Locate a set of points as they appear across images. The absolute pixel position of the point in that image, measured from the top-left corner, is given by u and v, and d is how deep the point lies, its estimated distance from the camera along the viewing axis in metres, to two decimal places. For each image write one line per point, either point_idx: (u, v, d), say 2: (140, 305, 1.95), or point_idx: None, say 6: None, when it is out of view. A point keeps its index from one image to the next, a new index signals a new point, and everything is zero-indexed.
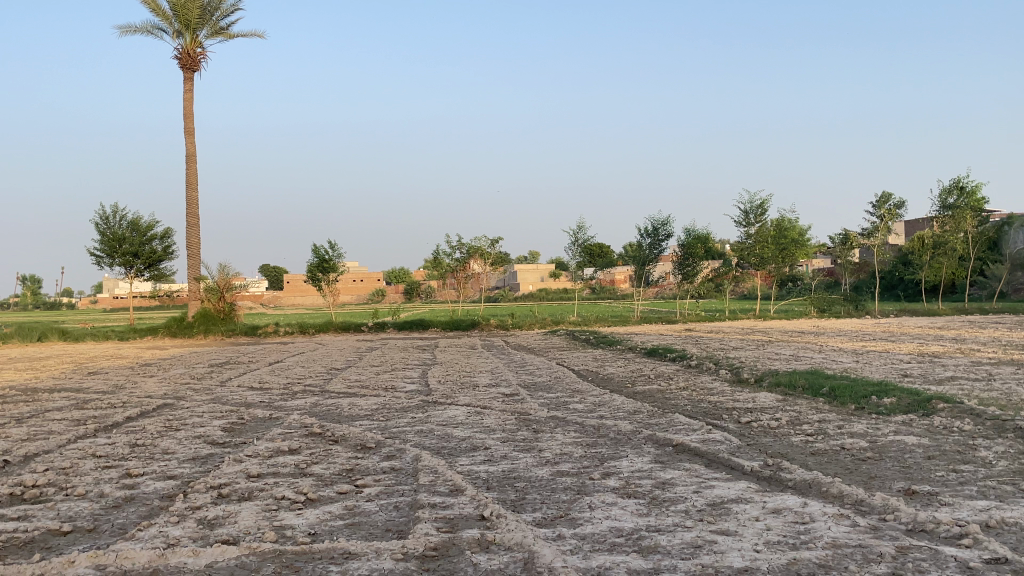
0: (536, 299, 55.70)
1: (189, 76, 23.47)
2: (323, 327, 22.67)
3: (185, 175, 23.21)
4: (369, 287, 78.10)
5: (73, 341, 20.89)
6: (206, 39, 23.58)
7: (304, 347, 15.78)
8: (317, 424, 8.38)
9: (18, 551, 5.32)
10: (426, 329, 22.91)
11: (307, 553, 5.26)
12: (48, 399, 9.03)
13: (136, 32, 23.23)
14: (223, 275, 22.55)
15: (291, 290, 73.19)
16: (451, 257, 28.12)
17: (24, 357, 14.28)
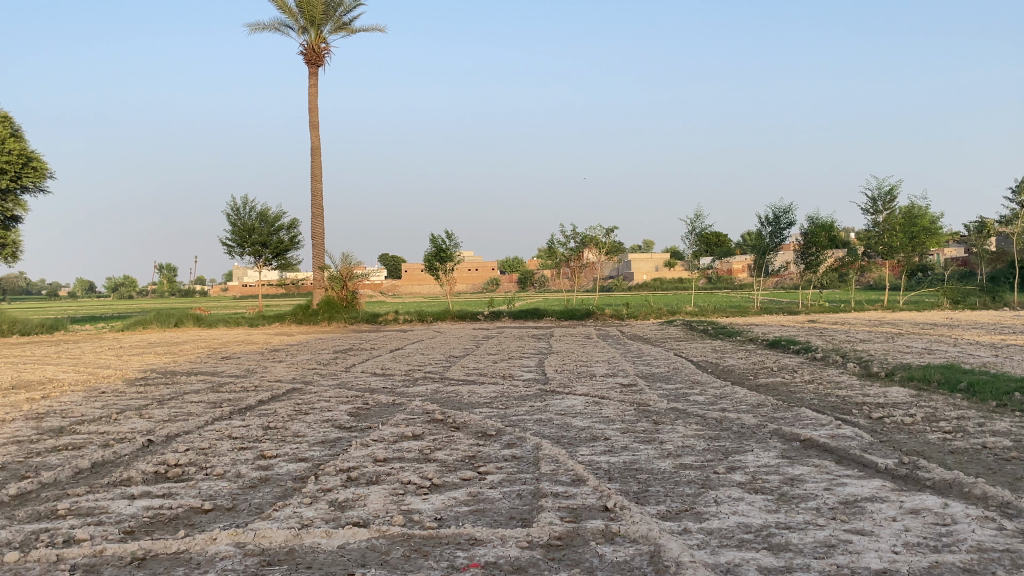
0: (652, 288, 55.15)
1: (315, 71, 24.15)
2: (441, 315, 23.07)
3: (311, 166, 23.89)
4: (483, 276, 78.82)
5: (207, 327, 21.81)
6: (331, 34, 24.18)
7: (423, 335, 16.06)
8: (438, 411, 8.51)
9: (164, 526, 5.62)
10: (542, 318, 22.97)
11: (434, 537, 5.36)
12: (187, 382, 9.48)
13: (264, 29, 24.00)
14: (346, 264, 23.09)
15: (409, 279, 74.57)
16: (565, 245, 28.07)
17: (163, 341, 15.02)
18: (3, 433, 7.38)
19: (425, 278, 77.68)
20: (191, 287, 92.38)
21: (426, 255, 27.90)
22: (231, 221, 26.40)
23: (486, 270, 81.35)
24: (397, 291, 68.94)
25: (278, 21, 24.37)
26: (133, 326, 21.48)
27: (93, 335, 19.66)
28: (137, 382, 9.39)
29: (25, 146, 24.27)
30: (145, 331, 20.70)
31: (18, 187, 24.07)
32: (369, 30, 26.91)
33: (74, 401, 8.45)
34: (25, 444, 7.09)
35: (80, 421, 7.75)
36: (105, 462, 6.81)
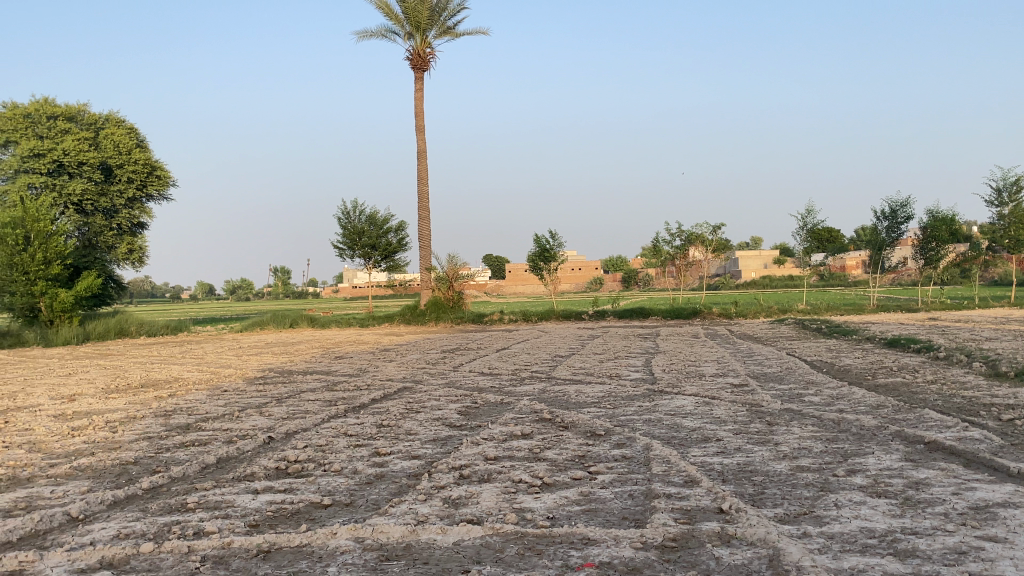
0: (761, 287, 53.97)
1: (420, 76, 24.58)
2: (545, 315, 23.11)
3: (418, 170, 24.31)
4: (587, 275, 78.69)
5: (320, 328, 22.43)
6: (436, 39, 24.57)
7: (529, 335, 16.11)
8: (546, 410, 8.52)
9: (287, 521, 5.81)
10: (647, 318, 22.75)
11: (547, 536, 5.37)
12: (303, 381, 9.79)
13: (371, 36, 24.58)
14: (451, 264, 23.44)
15: (512, 279, 74.94)
16: (670, 243, 27.74)
17: (280, 341, 15.56)
18: (135, 429, 7.77)
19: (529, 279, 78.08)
20: (303, 289, 95.53)
21: (530, 255, 28.02)
22: (341, 224, 27.16)
23: (590, 270, 81.19)
24: (501, 292, 69.54)
25: (384, 28, 24.91)
26: (251, 327, 22.37)
27: (213, 336, 20.52)
28: (257, 381, 9.73)
29: (150, 155, 25.51)
30: (261, 332, 21.47)
31: (144, 195, 25.35)
32: (473, 34, 27.19)
33: (199, 399, 8.83)
34: (156, 440, 7.45)
35: (205, 418, 8.09)
36: (229, 458, 7.08)
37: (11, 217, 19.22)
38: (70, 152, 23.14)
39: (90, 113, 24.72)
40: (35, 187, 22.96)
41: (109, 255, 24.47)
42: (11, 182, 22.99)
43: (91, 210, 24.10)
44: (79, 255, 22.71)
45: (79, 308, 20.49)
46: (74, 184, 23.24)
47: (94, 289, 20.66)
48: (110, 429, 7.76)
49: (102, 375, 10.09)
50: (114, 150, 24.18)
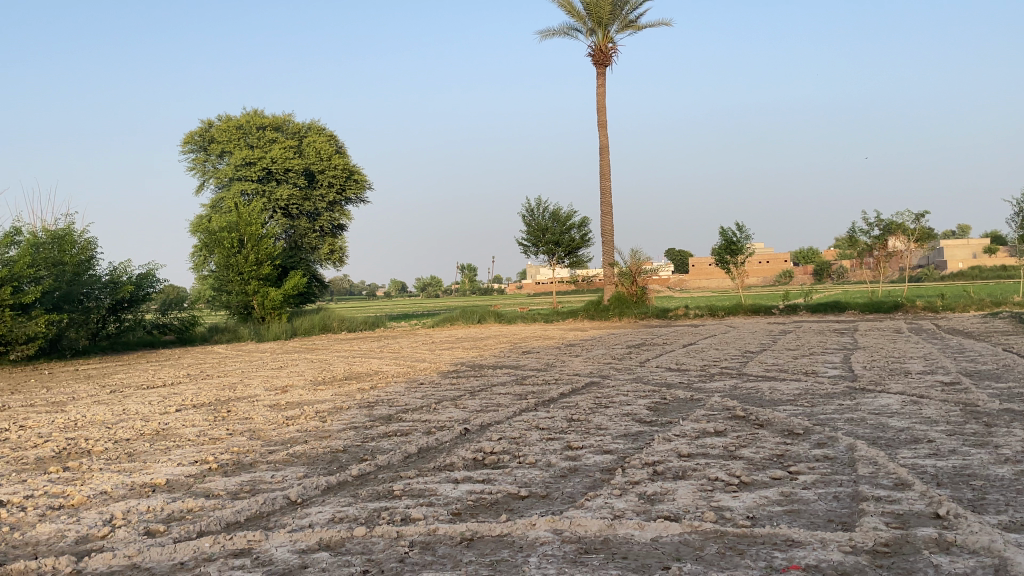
0: (970, 278, 50.29)
1: (602, 71, 24.55)
2: (734, 310, 22.50)
3: (601, 165, 24.34)
4: (774, 269, 76.10)
5: (506, 324, 22.91)
6: (618, 33, 24.48)
7: (719, 331, 15.70)
8: (739, 407, 8.31)
9: (486, 510, 5.98)
10: (843, 312, 21.73)
11: (748, 536, 5.24)
12: (493, 374, 10.05)
13: (554, 34, 24.82)
14: (635, 258, 23.33)
15: (693, 274, 73.45)
16: (868, 234, 26.36)
17: (471, 337, 16.03)
18: (342, 419, 8.24)
19: (713, 272, 76.47)
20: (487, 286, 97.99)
21: (716, 248, 27.43)
22: (526, 221, 27.68)
23: (777, 263, 78.50)
24: (684, 286, 68.57)
25: (566, 25, 25.09)
26: (441, 323, 23.22)
27: (407, 331, 21.42)
28: (450, 374, 10.08)
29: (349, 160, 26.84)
30: (450, 328, 22.20)
31: (344, 199, 26.75)
32: (654, 26, 26.89)
33: (397, 391, 9.25)
34: (361, 430, 7.87)
35: (404, 410, 8.47)
36: (428, 448, 7.37)
37: (227, 222, 20.94)
38: (277, 160, 24.85)
39: (295, 123, 26.36)
40: (247, 194, 24.85)
41: (312, 255, 26.06)
42: (227, 190, 25.14)
43: (296, 214, 25.75)
44: (287, 256, 24.37)
45: (288, 306, 21.98)
46: (281, 191, 24.93)
47: (300, 288, 22.03)
48: (319, 418, 8.27)
49: (309, 368, 10.76)
50: (316, 157, 25.69)
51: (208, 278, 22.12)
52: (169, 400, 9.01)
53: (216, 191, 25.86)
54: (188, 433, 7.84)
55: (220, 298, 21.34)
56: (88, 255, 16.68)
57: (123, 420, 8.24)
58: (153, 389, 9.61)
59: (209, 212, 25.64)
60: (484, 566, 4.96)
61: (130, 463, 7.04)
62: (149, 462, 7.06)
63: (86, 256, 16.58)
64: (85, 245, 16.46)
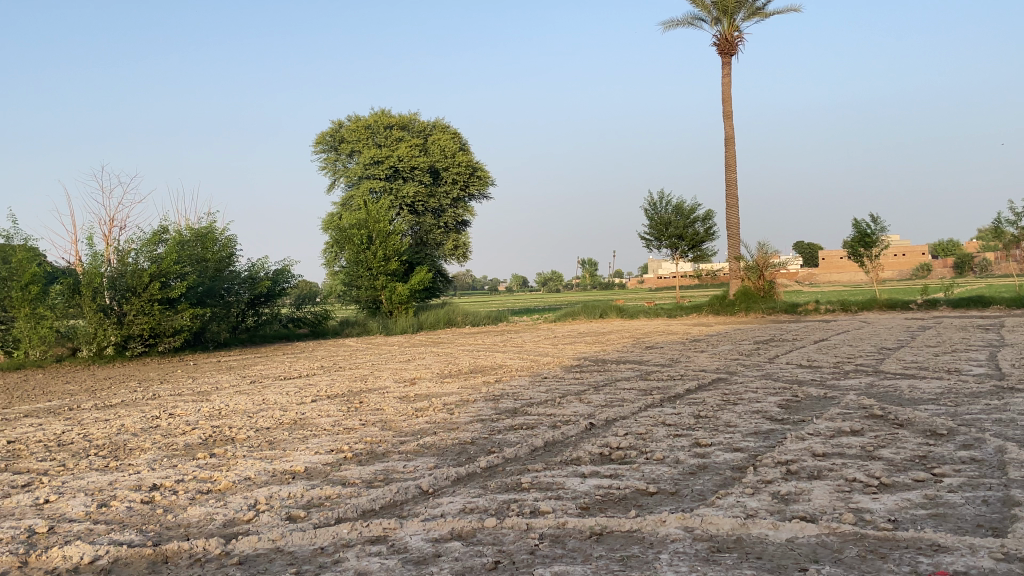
0: None
1: (728, 61, 24.02)
2: (868, 305, 21.63)
3: (725, 157, 23.83)
4: (908, 262, 72.75)
5: (629, 318, 22.76)
6: (743, 22, 23.90)
7: (852, 326, 15.12)
8: (877, 406, 7.98)
9: (616, 506, 5.96)
10: (988, 307, 20.58)
11: (890, 539, 5.03)
12: (617, 369, 10.01)
13: (677, 25, 24.46)
14: (761, 252, 22.77)
15: (822, 267, 71.03)
16: (1015, 224, 24.86)
17: (594, 331, 16.00)
18: (469, 412, 8.37)
19: (843, 266, 73.75)
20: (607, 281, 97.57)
21: (848, 241, 26.45)
22: (649, 215, 27.44)
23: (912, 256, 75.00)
24: (812, 279, 66.40)
25: (690, 15, 24.68)
26: (563, 318, 23.29)
27: (531, 326, 21.56)
28: (574, 369, 10.09)
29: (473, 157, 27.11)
30: (573, 322, 22.22)
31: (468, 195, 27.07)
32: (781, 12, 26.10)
33: (522, 385, 9.33)
34: (488, 423, 7.97)
35: (529, 403, 8.53)
36: (555, 442, 7.40)
37: (357, 219, 21.78)
38: (403, 158, 25.47)
39: (420, 122, 26.93)
40: (376, 192, 25.66)
41: (437, 251, 26.52)
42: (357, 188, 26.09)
43: (422, 210, 26.33)
44: (414, 252, 24.93)
45: (414, 301, 22.42)
46: (407, 188, 25.52)
47: (427, 283, 22.34)
48: (447, 411, 8.43)
49: (436, 361, 10.98)
50: (440, 154, 26.12)
51: (339, 274, 22.89)
52: (305, 391, 9.38)
53: (347, 190, 26.84)
54: (323, 423, 8.13)
55: (350, 292, 22.08)
56: (228, 252, 17.67)
57: (263, 410, 8.63)
58: (290, 380, 10.03)
59: (340, 210, 26.64)
60: (614, 560, 4.94)
61: (271, 451, 7.37)
62: (288, 450, 7.36)
63: (227, 252, 17.64)
64: (225, 242, 17.54)
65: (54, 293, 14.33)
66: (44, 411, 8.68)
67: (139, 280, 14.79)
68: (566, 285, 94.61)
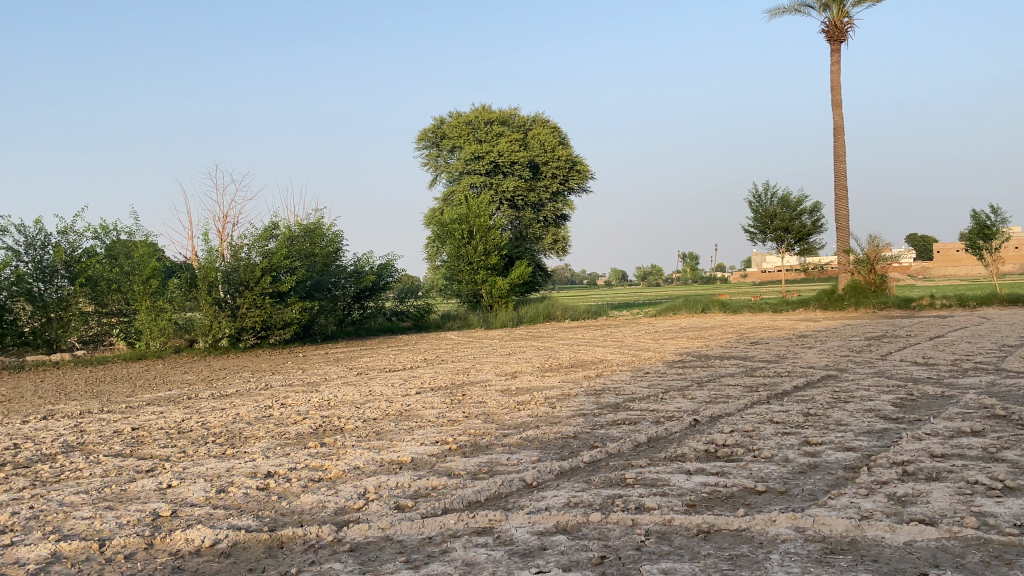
0: None
1: (837, 48, 23.26)
2: (987, 300, 20.65)
3: (834, 147, 23.11)
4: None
5: (733, 313, 22.34)
6: (854, 7, 23.09)
7: (970, 323, 14.45)
8: (1000, 407, 7.61)
9: (723, 504, 5.86)
10: None
11: (1018, 546, 4.78)
12: (721, 365, 9.84)
13: (784, 13, 23.82)
14: (873, 246, 22.02)
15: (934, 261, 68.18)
16: None
17: (696, 326, 15.78)
18: (571, 406, 8.37)
19: (957, 259, 70.57)
20: (706, 275, 96.02)
21: (968, 233, 25.29)
22: (754, 208, 26.92)
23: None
24: (924, 273, 63.78)
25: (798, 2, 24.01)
26: (664, 312, 23.05)
27: (631, 320, 21.43)
28: (677, 364, 9.98)
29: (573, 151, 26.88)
30: (674, 317, 21.96)
31: (568, 189, 26.90)
32: None
33: (623, 380, 9.28)
34: (590, 417, 7.95)
35: (631, 399, 8.48)
36: (659, 438, 7.33)
37: (458, 214, 22.08)
38: (503, 153, 25.63)
39: (521, 117, 27.09)
40: (476, 186, 26.06)
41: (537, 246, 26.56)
42: (458, 183, 26.53)
43: (522, 205, 26.47)
44: (514, 246, 25.12)
45: (514, 295, 22.51)
46: (507, 182, 25.71)
47: (527, 277, 22.37)
48: (549, 404, 8.46)
49: (537, 355, 11.02)
50: (540, 148, 26.26)
51: (440, 268, 23.24)
52: (409, 383, 9.57)
53: (447, 185, 27.39)
54: (427, 415, 8.27)
55: (452, 287, 22.38)
56: (335, 247, 18.13)
57: (369, 401, 8.84)
58: (394, 372, 10.24)
59: (441, 205, 27.16)
60: (723, 559, 4.86)
61: (378, 441, 7.53)
62: (394, 441, 7.52)
63: (335, 247, 18.06)
64: (333, 237, 17.97)
65: (173, 287, 15.00)
66: (164, 400, 9.10)
67: (251, 274, 15.34)
68: (664, 280, 93.40)
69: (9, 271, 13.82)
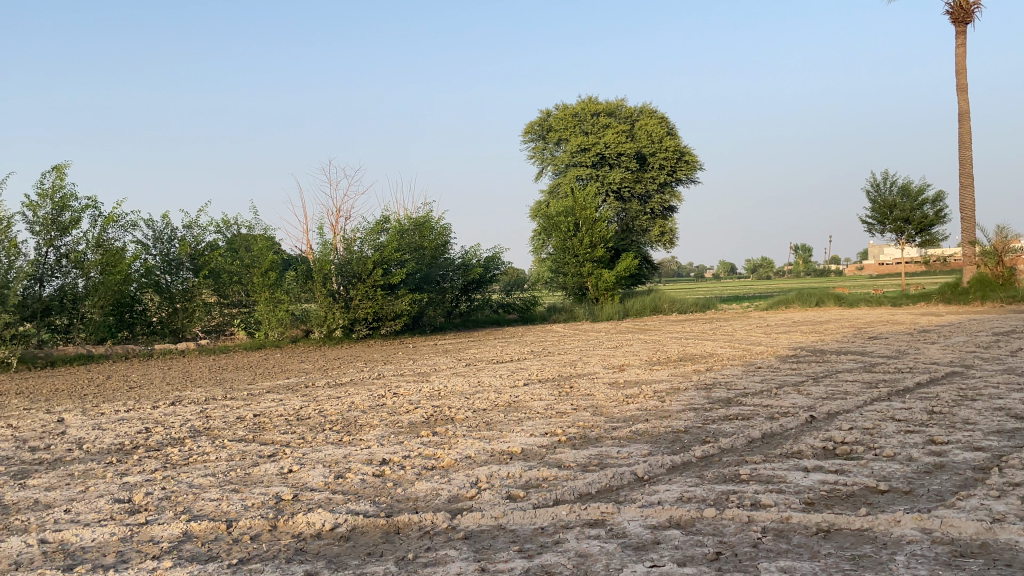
0: None
1: (962, 30, 22.16)
2: None
3: (958, 133, 22.05)
4: None
5: (848, 307, 21.65)
6: None
7: None
8: None
9: (843, 502, 5.69)
10: None
11: None
12: (837, 360, 9.55)
13: None
14: (1001, 237, 20.94)
15: None
16: None
17: (810, 320, 15.36)
18: (681, 400, 8.28)
19: None
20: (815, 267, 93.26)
21: None
22: (872, 198, 25.99)
23: None
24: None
25: None
26: (776, 306, 22.53)
27: (741, 313, 21.02)
28: (790, 359, 9.73)
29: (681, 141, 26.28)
30: (786, 311, 21.41)
31: (676, 180, 26.31)
32: None
33: (735, 374, 9.11)
34: (702, 412, 7.84)
35: (744, 393, 8.32)
36: (774, 434, 7.16)
37: (564, 207, 22.12)
38: (610, 145, 25.52)
39: (627, 108, 26.90)
40: (582, 179, 26.22)
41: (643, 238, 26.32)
42: (563, 176, 26.79)
43: (628, 197, 26.29)
44: (619, 239, 25.02)
45: (621, 287, 22.36)
46: (614, 174, 25.66)
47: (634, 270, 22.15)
48: (659, 398, 8.38)
49: (645, 348, 10.94)
50: (647, 139, 25.73)
51: (546, 261, 23.35)
52: (517, 374, 9.65)
53: (552, 178, 27.70)
54: (537, 407, 8.31)
55: (557, 279, 22.44)
56: (444, 240, 18.38)
57: (478, 392, 8.94)
58: (502, 364, 10.34)
59: (546, 197, 27.42)
60: (845, 559, 4.72)
61: (488, 431, 7.62)
62: (505, 431, 7.59)
63: (443, 240, 18.31)
64: (442, 230, 18.22)
65: (290, 279, 15.52)
66: (283, 388, 9.44)
67: (363, 267, 15.74)
68: (772, 272, 90.85)
69: (139, 264, 14.56)
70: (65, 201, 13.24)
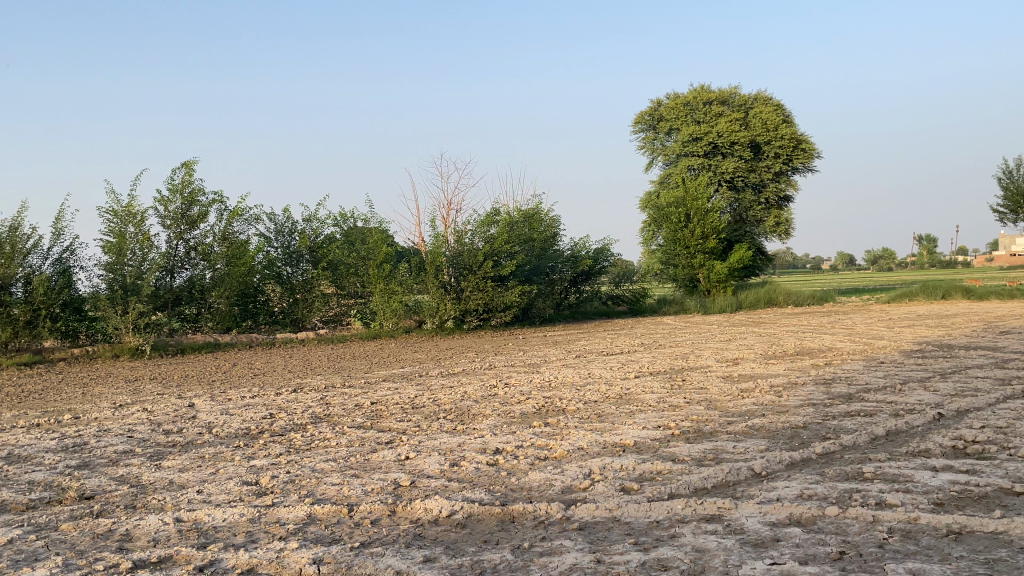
0: None
1: None
2: None
3: None
4: None
5: (978, 299, 20.60)
6: None
7: None
8: None
9: (976, 504, 5.43)
10: None
11: None
12: (967, 356, 9.12)
13: None
14: None
15: None
16: None
17: (935, 313, 14.69)
18: (799, 395, 8.07)
19: None
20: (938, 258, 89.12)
21: None
22: (1004, 185, 24.65)
23: None
24: None
25: None
26: (898, 298, 21.66)
27: (861, 306, 20.28)
28: (915, 354, 9.35)
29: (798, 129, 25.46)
30: (910, 304, 20.54)
31: (793, 168, 25.49)
32: None
33: (855, 369, 8.82)
34: (821, 408, 7.63)
35: (866, 389, 8.04)
36: (899, 431, 6.90)
37: (675, 198, 21.89)
38: (723, 134, 25.11)
39: (741, 95, 26.30)
40: (694, 168, 25.89)
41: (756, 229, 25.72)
42: (675, 166, 26.56)
43: (742, 186, 25.75)
44: (732, 230, 24.54)
45: (734, 279, 21.90)
46: (727, 164, 25.22)
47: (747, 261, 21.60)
48: (775, 393, 8.19)
49: (759, 342, 10.71)
50: (762, 127, 25.08)
51: (656, 253, 23.16)
52: (628, 366, 9.60)
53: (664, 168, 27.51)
54: (649, 399, 8.25)
55: (668, 271, 22.26)
56: (553, 231, 18.44)
57: (589, 383, 8.95)
58: (613, 355, 10.31)
59: (657, 188, 27.24)
60: (979, 563, 4.51)
61: (600, 423, 7.61)
62: (617, 424, 7.56)
63: (553, 232, 18.37)
64: (551, 222, 18.28)
65: (403, 271, 15.87)
66: (398, 377, 9.68)
67: (474, 259, 15.95)
68: (891, 263, 87.27)
69: (261, 256, 15.15)
70: (194, 196, 13.88)
